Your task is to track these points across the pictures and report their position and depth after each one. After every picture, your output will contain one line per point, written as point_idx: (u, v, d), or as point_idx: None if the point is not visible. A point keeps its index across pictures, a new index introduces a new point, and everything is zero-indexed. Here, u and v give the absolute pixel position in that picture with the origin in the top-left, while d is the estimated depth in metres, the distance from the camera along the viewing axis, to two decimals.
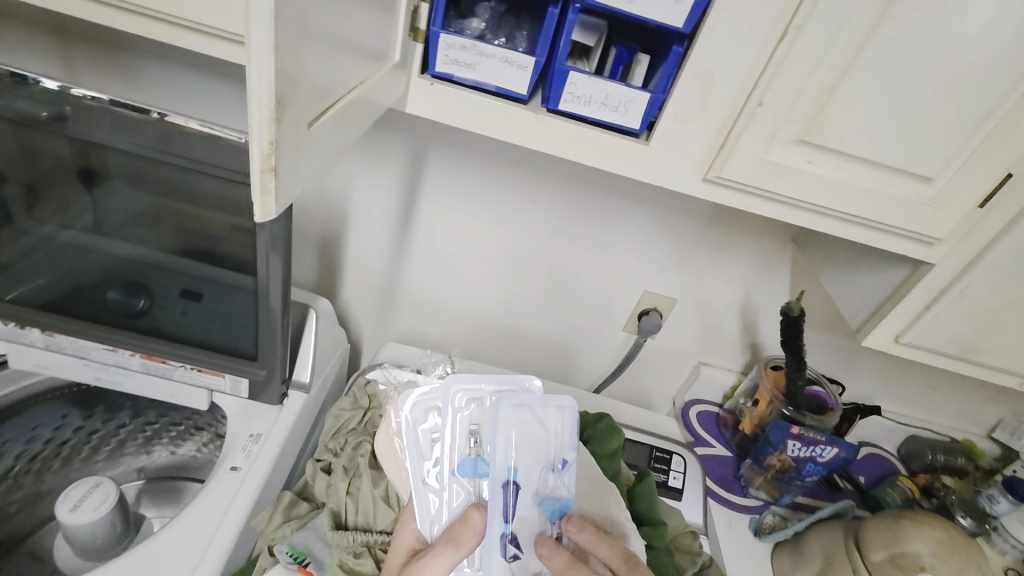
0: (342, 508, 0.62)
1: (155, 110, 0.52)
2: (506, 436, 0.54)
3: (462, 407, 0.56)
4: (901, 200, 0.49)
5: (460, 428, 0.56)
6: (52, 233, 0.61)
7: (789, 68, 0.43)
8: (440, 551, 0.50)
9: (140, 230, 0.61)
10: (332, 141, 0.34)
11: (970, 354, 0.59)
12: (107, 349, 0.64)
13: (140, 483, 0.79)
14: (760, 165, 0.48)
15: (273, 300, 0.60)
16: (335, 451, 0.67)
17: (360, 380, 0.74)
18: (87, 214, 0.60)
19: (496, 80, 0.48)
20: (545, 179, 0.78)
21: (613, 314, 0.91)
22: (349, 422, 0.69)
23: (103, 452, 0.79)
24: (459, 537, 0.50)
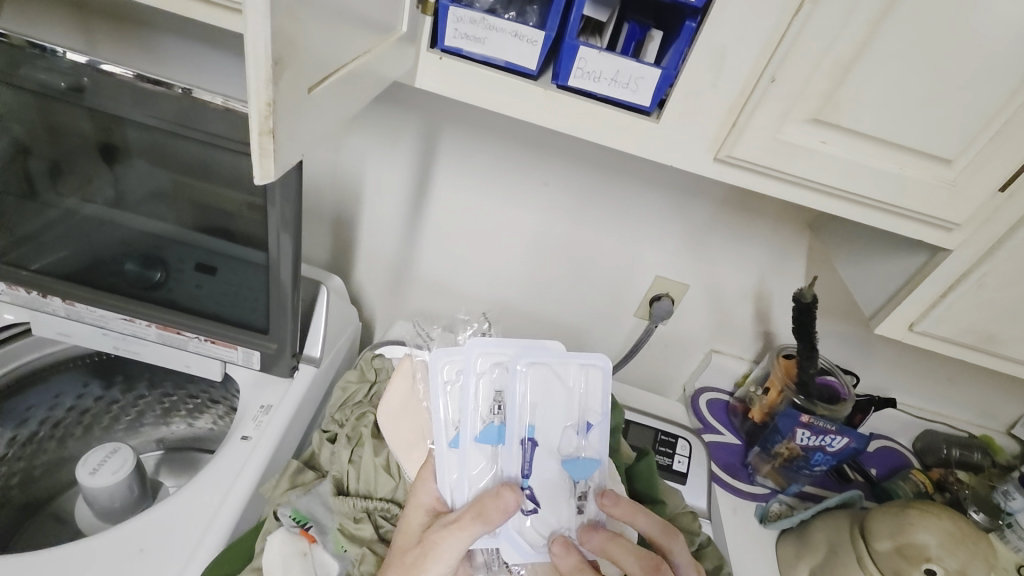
0: (343, 476, 0.63)
1: (181, 85, 0.50)
2: (526, 396, 0.52)
3: (484, 372, 0.53)
4: (919, 182, 0.48)
5: (484, 393, 0.52)
6: (75, 206, 0.62)
7: (803, 43, 0.42)
8: (465, 524, 0.48)
9: (158, 207, 0.61)
10: (335, 109, 0.34)
11: (987, 343, 0.57)
12: (124, 319, 0.67)
13: (160, 453, 0.82)
14: (771, 145, 0.47)
15: (284, 275, 0.61)
16: (341, 422, 0.68)
17: (367, 354, 0.75)
18: (107, 188, 0.60)
19: (506, 54, 0.48)
20: (557, 160, 0.78)
21: (624, 299, 0.91)
22: (355, 394, 0.71)
23: (123, 422, 0.82)
24: (487, 515, 0.47)
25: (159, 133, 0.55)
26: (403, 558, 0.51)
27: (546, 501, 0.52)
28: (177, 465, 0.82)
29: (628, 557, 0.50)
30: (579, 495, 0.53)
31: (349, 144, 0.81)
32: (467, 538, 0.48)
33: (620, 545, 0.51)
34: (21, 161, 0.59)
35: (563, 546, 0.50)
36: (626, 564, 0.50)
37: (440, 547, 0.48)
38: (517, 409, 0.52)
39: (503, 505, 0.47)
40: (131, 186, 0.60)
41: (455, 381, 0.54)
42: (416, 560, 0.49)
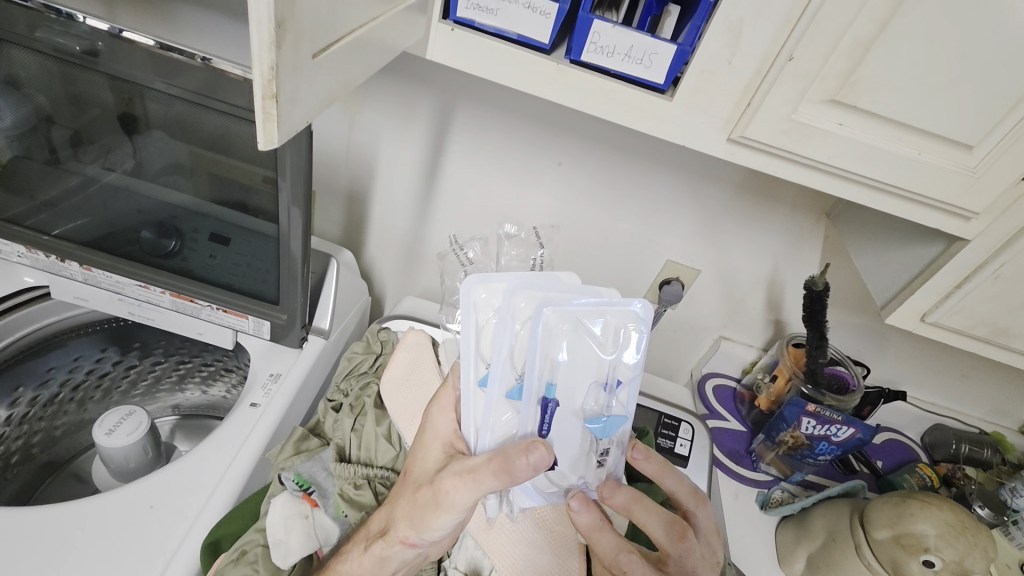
0: (345, 443, 0.65)
1: (200, 54, 0.49)
2: (550, 350, 0.51)
3: (524, 320, 0.51)
4: (938, 168, 0.46)
5: (517, 341, 0.50)
6: (95, 174, 0.63)
7: (824, 18, 0.41)
8: (483, 477, 0.46)
9: (176, 178, 0.62)
10: (341, 76, 0.34)
11: (1000, 337, 0.56)
12: (140, 286, 0.69)
13: (174, 419, 0.85)
14: (786, 126, 0.46)
15: (294, 248, 0.62)
16: (346, 393, 0.70)
17: (374, 326, 0.76)
18: (127, 159, 0.61)
19: (519, 27, 0.47)
20: (571, 139, 0.77)
21: (634, 282, 0.90)
22: (360, 365, 0.72)
23: (141, 387, 0.84)
24: (512, 472, 0.44)
25: (180, 103, 0.54)
26: (416, 494, 0.51)
27: (568, 459, 0.53)
28: (192, 430, 0.84)
29: (651, 516, 0.51)
30: (601, 452, 0.54)
31: (362, 118, 0.81)
32: (482, 490, 0.46)
33: (644, 508, 0.50)
34: (42, 128, 0.60)
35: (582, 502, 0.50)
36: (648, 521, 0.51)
37: (455, 493, 0.48)
38: (540, 364, 0.50)
39: (526, 464, 0.44)
40: (146, 154, 0.60)
41: (491, 320, 0.53)
42: (430, 503, 0.49)
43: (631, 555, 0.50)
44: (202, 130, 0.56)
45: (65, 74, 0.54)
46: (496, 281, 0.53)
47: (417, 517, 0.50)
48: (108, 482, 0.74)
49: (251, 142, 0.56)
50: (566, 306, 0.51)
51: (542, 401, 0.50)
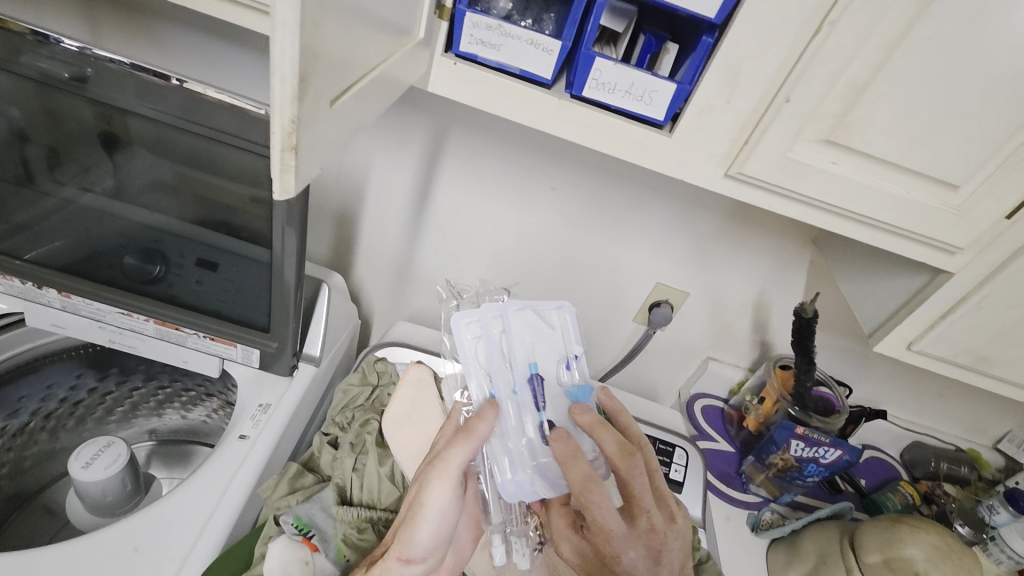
0: (345, 482, 0.63)
1: (175, 76, 0.48)
2: (521, 338, 0.60)
3: (499, 329, 0.60)
4: (926, 206, 0.48)
5: (498, 345, 0.59)
6: (72, 196, 0.60)
7: (820, 63, 0.42)
8: (456, 444, 0.53)
9: (159, 198, 0.60)
10: (351, 118, 0.33)
11: (983, 365, 0.58)
12: (122, 313, 0.66)
13: (152, 445, 0.82)
14: (783, 163, 0.47)
15: (288, 274, 0.60)
16: (343, 426, 0.69)
17: (370, 358, 0.74)
18: (106, 178, 0.59)
19: (522, 62, 0.47)
20: (564, 166, 0.78)
21: (625, 304, 0.91)
22: (357, 398, 0.70)
23: (117, 414, 0.81)
24: (471, 430, 0.53)
25: (172, 130, 0.52)
26: (407, 499, 0.54)
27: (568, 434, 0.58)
28: (170, 457, 0.81)
29: (612, 438, 0.54)
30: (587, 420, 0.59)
31: (355, 141, 0.80)
32: (456, 459, 0.52)
33: (606, 430, 0.54)
34: (16, 147, 0.57)
35: (560, 433, 0.54)
36: (611, 446, 0.53)
37: (438, 473, 0.52)
38: (518, 355, 0.59)
39: (485, 419, 0.53)
40: (132, 177, 0.58)
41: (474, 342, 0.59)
42: (417, 496, 0.52)
43: (600, 486, 0.51)
44: (194, 156, 0.55)
45: (44, 97, 0.52)
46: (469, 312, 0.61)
47: (408, 518, 0.52)
48: (79, 518, 0.71)
49: (237, 165, 0.54)
50: (522, 309, 0.61)
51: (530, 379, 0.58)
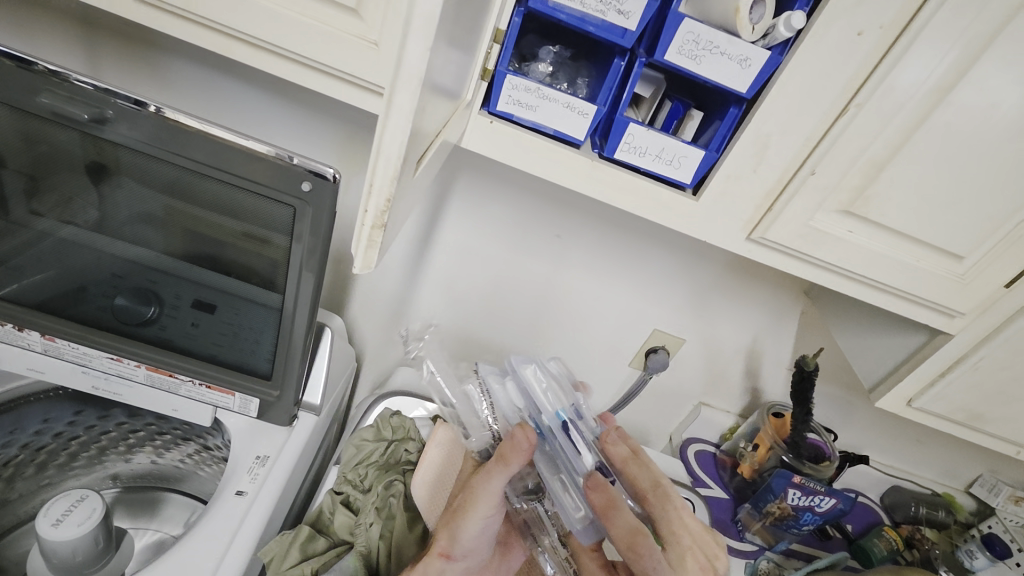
0: (372, 550, 0.60)
1: (152, 103, 0.45)
2: (539, 388, 0.56)
3: (513, 381, 0.58)
4: (934, 274, 0.50)
5: (518, 396, 0.57)
6: (50, 228, 0.55)
7: (844, 142, 0.44)
8: (490, 468, 0.52)
9: (146, 230, 0.56)
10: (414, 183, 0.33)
11: (976, 421, 0.61)
12: (112, 358, 0.62)
13: (116, 492, 0.76)
14: (804, 230, 0.49)
15: (299, 321, 0.59)
16: (356, 484, 0.65)
17: (384, 412, 0.72)
18: (91, 210, 0.54)
19: (556, 124, 0.48)
20: (570, 214, 0.79)
21: (621, 350, 0.92)
22: (370, 455, 0.67)
23: (82, 459, 0.74)
24: (506, 459, 0.50)
25: (189, 174, 0.50)
26: (452, 505, 0.56)
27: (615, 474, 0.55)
28: (136, 506, 0.75)
29: (644, 473, 0.55)
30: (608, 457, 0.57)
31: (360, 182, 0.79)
32: (494, 483, 0.51)
33: (637, 465, 0.56)
34: None
35: (596, 481, 0.50)
36: (643, 482, 0.55)
37: (479, 488, 0.52)
38: (542, 404, 0.55)
39: (522, 446, 0.50)
40: (135, 217, 0.55)
41: (496, 395, 0.58)
42: (461, 504, 0.54)
43: (646, 537, 0.50)
44: (209, 201, 0.52)
45: (45, 130, 0.48)
46: (487, 368, 0.60)
47: (453, 525, 0.54)
48: None
49: (238, 206, 0.52)
50: (528, 359, 0.58)
51: (562, 430, 0.53)
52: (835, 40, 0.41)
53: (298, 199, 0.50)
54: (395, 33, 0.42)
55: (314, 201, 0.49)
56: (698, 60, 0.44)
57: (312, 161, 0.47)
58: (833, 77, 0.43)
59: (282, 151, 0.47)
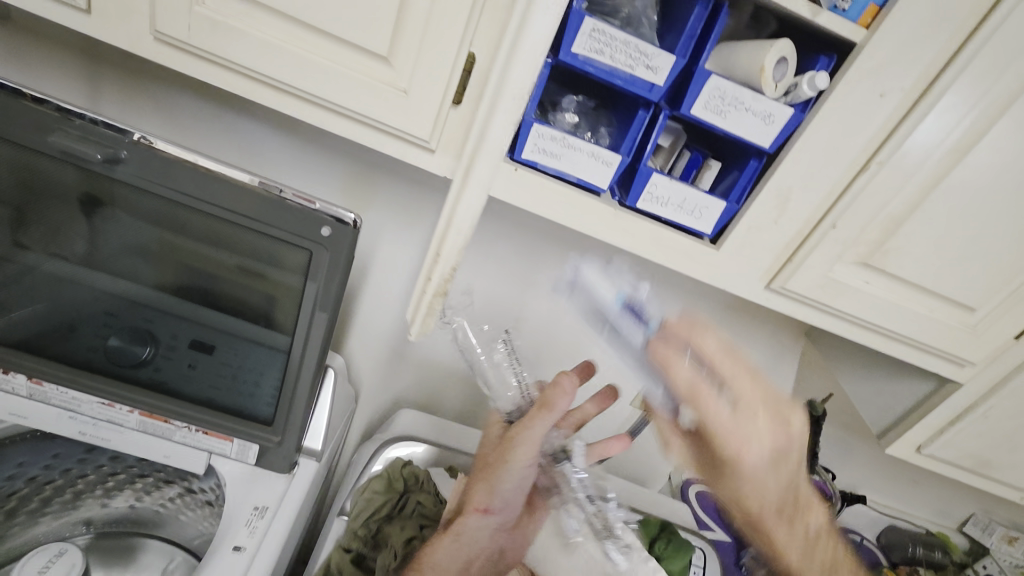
0: None
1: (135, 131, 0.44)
2: (600, 282, 0.56)
3: (582, 287, 0.59)
4: (947, 325, 0.51)
5: (592, 299, 0.57)
6: (35, 261, 0.53)
7: (865, 198, 0.45)
8: (534, 416, 0.54)
9: (138, 263, 0.53)
10: None
11: (984, 468, 0.61)
12: (103, 404, 0.59)
13: (89, 540, 0.67)
14: (823, 281, 0.50)
15: (305, 364, 0.57)
16: (366, 540, 0.60)
17: (397, 462, 0.67)
18: (79, 242, 0.52)
19: (580, 172, 0.48)
20: (578, 253, 0.79)
21: (623, 389, 0.91)
22: (381, 509, 0.62)
23: (55, 504, 0.67)
24: (552, 402, 0.53)
25: (201, 216, 0.49)
26: (485, 460, 0.58)
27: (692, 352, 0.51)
28: (110, 555, 0.66)
29: (712, 337, 0.50)
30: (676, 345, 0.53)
31: None
32: (537, 429, 0.54)
33: (704, 335, 0.50)
34: None
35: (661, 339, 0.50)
36: (711, 346, 0.50)
37: (520, 437, 0.55)
38: (609, 288, 0.56)
39: (566, 392, 0.53)
40: (139, 255, 0.53)
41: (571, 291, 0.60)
42: (499, 457, 0.56)
43: (706, 393, 0.49)
44: (221, 240, 0.51)
45: (48, 167, 0.47)
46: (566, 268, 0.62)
47: (490, 477, 0.56)
48: None
49: (250, 247, 0.51)
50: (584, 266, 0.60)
51: (619, 313, 0.53)
52: (858, 100, 0.42)
53: (316, 243, 0.49)
54: (425, 81, 0.42)
55: (332, 246, 0.49)
56: (724, 115, 0.44)
57: (333, 206, 0.47)
58: (855, 135, 0.44)
59: (301, 195, 0.47)
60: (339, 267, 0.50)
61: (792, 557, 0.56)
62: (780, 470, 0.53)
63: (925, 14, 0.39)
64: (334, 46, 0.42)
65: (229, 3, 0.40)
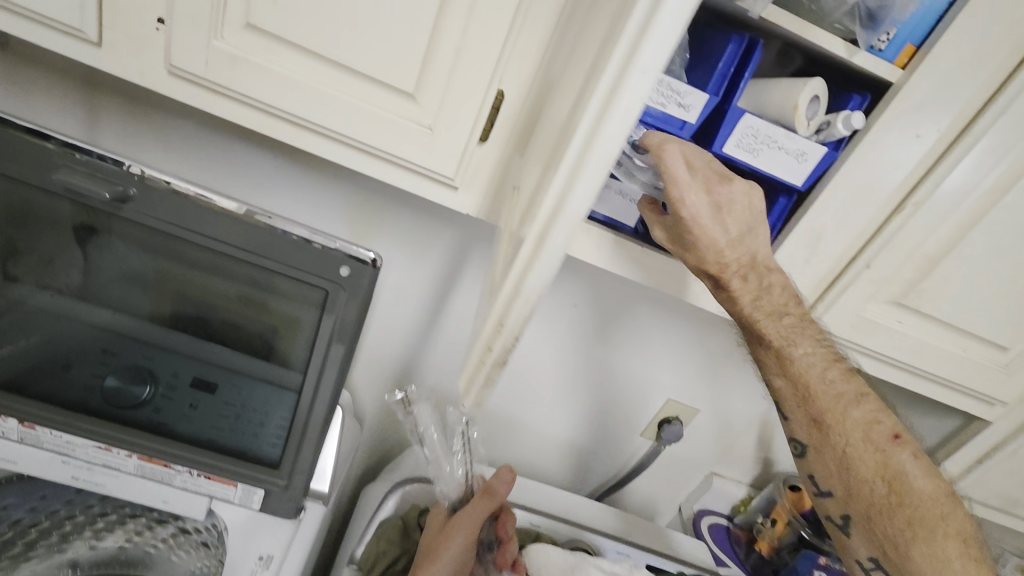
0: None
1: (135, 165, 0.42)
2: None
3: None
4: (980, 364, 0.50)
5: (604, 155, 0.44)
6: (24, 294, 0.50)
7: (900, 239, 0.44)
8: (476, 504, 0.58)
9: (134, 292, 0.51)
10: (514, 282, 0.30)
11: (1011, 506, 0.63)
12: (100, 448, 0.55)
13: None
14: (855, 320, 0.48)
15: (316, 406, 0.55)
16: None
17: (415, 509, 0.65)
18: (74, 273, 0.49)
19: (605, 209, 0.48)
20: (628, 300, 0.78)
21: (634, 421, 0.89)
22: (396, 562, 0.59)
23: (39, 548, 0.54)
24: (494, 491, 0.59)
25: (211, 253, 0.47)
26: (427, 548, 0.56)
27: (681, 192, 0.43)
28: None
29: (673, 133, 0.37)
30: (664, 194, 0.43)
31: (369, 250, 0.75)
32: (479, 516, 0.57)
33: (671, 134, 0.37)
34: None
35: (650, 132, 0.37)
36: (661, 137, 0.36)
37: (461, 525, 0.56)
38: None
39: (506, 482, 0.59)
40: (144, 289, 0.51)
41: None
42: (440, 545, 0.55)
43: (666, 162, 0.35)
44: (231, 277, 0.49)
45: (49, 203, 0.44)
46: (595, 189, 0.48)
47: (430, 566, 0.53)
48: None
49: (262, 285, 0.49)
50: None
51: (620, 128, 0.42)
52: (895, 140, 0.42)
53: (334, 284, 0.47)
54: (451, 118, 0.42)
55: (351, 287, 0.47)
56: (756, 153, 0.43)
57: (352, 245, 0.46)
58: (893, 175, 0.43)
59: (318, 236, 0.46)
60: (360, 304, 0.48)
61: (748, 310, 0.44)
62: (725, 215, 0.39)
63: (966, 54, 0.39)
64: (356, 82, 0.41)
65: (250, 39, 0.40)
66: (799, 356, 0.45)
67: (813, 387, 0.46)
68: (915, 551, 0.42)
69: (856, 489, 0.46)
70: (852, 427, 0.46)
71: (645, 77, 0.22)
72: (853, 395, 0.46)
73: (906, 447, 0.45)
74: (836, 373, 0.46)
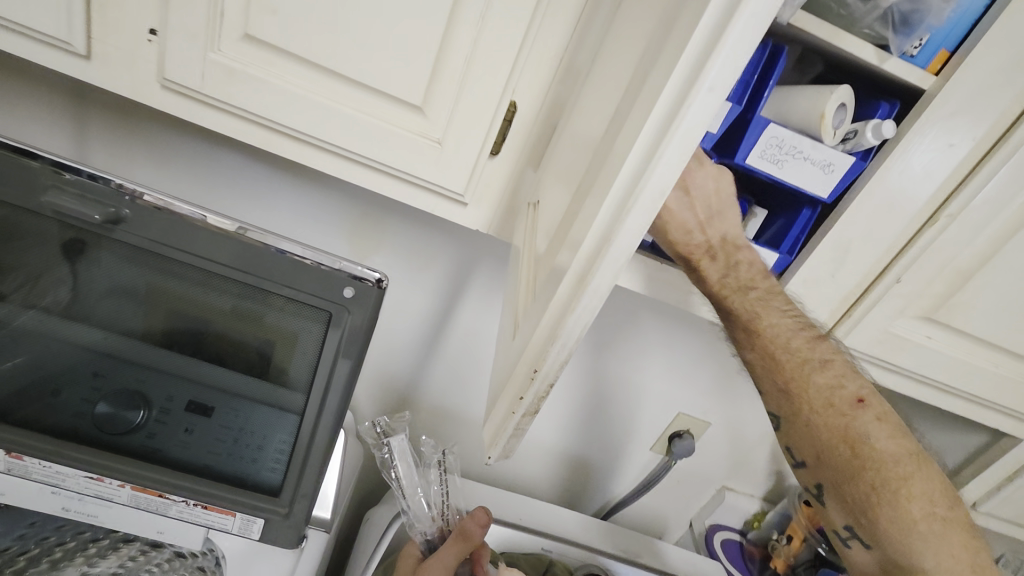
0: None
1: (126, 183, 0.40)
2: None
3: None
4: (1012, 381, 0.48)
5: None
6: (6, 315, 0.46)
7: (931, 253, 0.42)
8: (448, 547, 0.54)
9: (123, 307, 0.47)
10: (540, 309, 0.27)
11: None
12: (90, 478, 0.53)
13: None
14: (883, 336, 0.46)
15: (318, 430, 0.52)
16: None
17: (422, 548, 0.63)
18: (59, 291, 0.45)
19: None
20: (665, 321, 0.77)
21: (644, 435, 0.87)
22: None
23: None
24: (468, 534, 0.55)
25: (208, 273, 0.45)
26: None
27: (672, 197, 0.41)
28: None
29: None
30: None
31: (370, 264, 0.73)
32: (450, 562, 0.53)
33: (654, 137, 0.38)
34: None
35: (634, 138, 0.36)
36: None
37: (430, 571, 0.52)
38: None
39: (481, 523, 0.55)
40: (135, 302, 0.47)
41: None
42: None
43: None
44: (228, 297, 0.46)
45: (36, 223, 0.42)
46: None
47: None
48: None
49: (261, 307, 0.47)
50: None
51: None
52: (927, 149, 0.40)
53: (338, 305, 0.45)
54: (461, 131, 0.40)
55: (356, 308, 0.45)
56: (780, 164, 0.41)
57: (356, 265, 0.44)
58: (924, 186, 0.41)
59: (320, 257, 0.43)
60: (367, 323, 0.46)
61: (716, 286, 0.40)
62: (691, 199, 0.39)
63: (1003, 61, 0.37)
64: (361, 95, 0.39)
65: (249, 50, 0.37)
66: (766, 329, 0.41)
67: (779, 358, 0.43)
68: (881, 513, 0.41)
69: (825, 456, 0.44)
70: (814, 394, 0.43)
71: (711, 98, 0.19)
72: (818, 360, 0.43)
73: (871, 411, 0.43)
74: (801, 341, 0.42)
